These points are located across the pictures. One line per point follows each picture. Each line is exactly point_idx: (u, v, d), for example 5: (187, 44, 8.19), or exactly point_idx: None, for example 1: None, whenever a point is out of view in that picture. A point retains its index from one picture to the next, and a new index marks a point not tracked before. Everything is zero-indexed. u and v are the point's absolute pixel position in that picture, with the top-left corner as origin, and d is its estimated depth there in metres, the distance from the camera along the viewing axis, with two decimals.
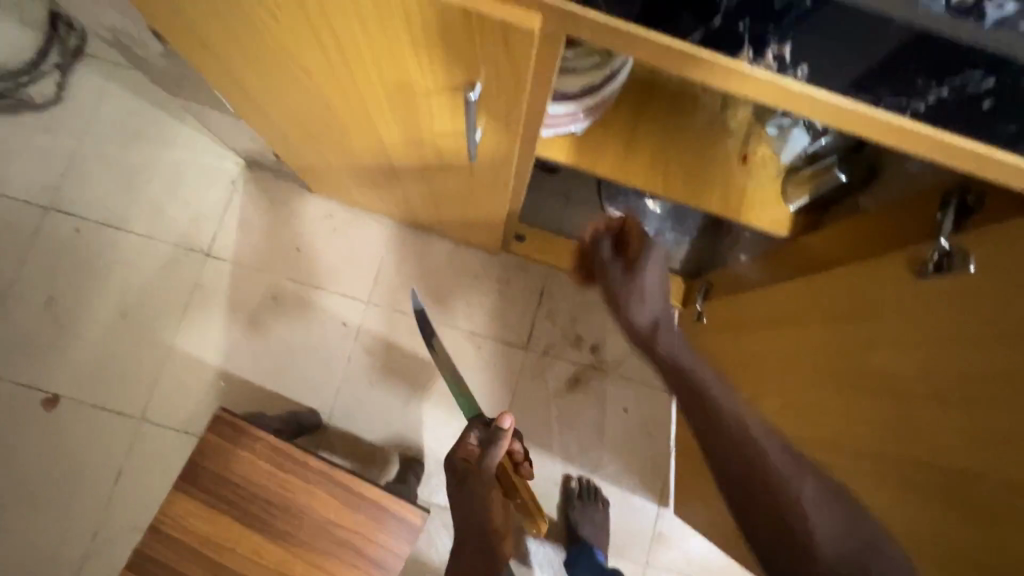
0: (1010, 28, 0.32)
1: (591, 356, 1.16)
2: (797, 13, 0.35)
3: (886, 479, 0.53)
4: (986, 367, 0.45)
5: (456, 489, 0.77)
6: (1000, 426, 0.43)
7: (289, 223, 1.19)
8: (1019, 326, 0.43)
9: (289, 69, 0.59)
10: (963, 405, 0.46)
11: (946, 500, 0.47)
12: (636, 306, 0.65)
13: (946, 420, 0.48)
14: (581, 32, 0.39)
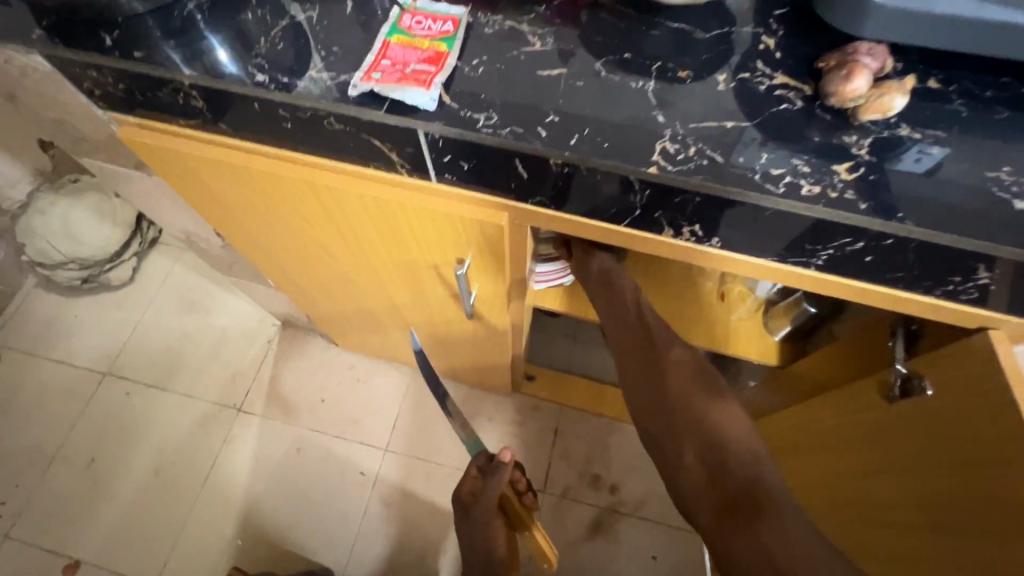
0: (852, 208, 0.39)
1: (611, 496, 1.13)
2: (692, 205, 0.42)
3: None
4: (963, 492, 0.46)
5: (463, 522, 0.79)
6: (988, 554, 0.43)
7: (317, 376, 1.29)
8: (984, 453, 0.44)
9: (319, 254, 0.73)
10: (952, 529, 0.46)
11: None
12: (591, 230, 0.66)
13: (939, 541, 0.47)
14: (540, 222, 0.51)
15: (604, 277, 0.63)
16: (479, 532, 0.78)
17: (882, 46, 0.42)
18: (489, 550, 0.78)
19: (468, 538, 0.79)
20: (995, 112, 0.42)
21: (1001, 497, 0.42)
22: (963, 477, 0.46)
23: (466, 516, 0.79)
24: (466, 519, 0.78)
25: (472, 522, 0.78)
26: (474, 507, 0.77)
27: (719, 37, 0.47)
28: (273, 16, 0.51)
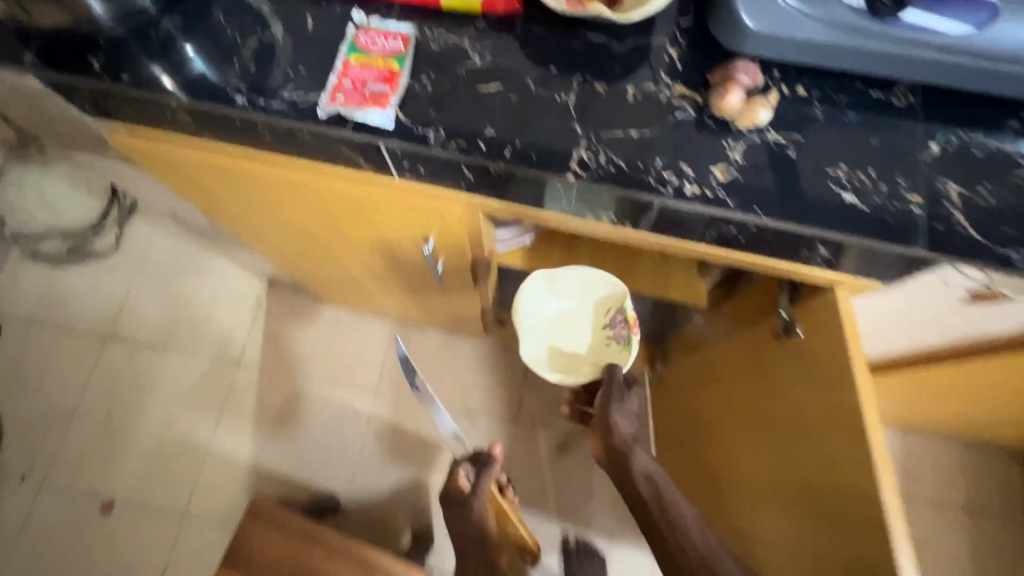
0: (722, 203, 0.50)
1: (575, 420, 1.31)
2: (605, 201, 0.52)
3: (799, 488, 0.67)
4: (831, 409, 0.60)
5: (456, 521, 0.86)
6: (851, 454, 0.57)
7: (307, 330, 1.40)
8: (839, 381, 0.58)
9: (303, 232, 0.82)
10: (827, 437, 0.61)
11: (834, 504, 0.60)
12: (621, 419, 0.73)
13: (822, 447, 0.62)
14: (491, 209, 0.59)
15: (644, 476, 0.70)
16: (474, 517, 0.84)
17: (754, 65, 0.52)
18: (482, 532, 0.84)
19: (462, 532, 0.85)
20: (845, 114, 0.52)
21: (855, 414, 0.56)
22: (829, 397, 0.60)
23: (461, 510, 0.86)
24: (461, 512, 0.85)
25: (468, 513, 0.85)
26: (467, 500, 0.85)
27: (632, 49, 0.55)
28: (241, 35, 0.57)
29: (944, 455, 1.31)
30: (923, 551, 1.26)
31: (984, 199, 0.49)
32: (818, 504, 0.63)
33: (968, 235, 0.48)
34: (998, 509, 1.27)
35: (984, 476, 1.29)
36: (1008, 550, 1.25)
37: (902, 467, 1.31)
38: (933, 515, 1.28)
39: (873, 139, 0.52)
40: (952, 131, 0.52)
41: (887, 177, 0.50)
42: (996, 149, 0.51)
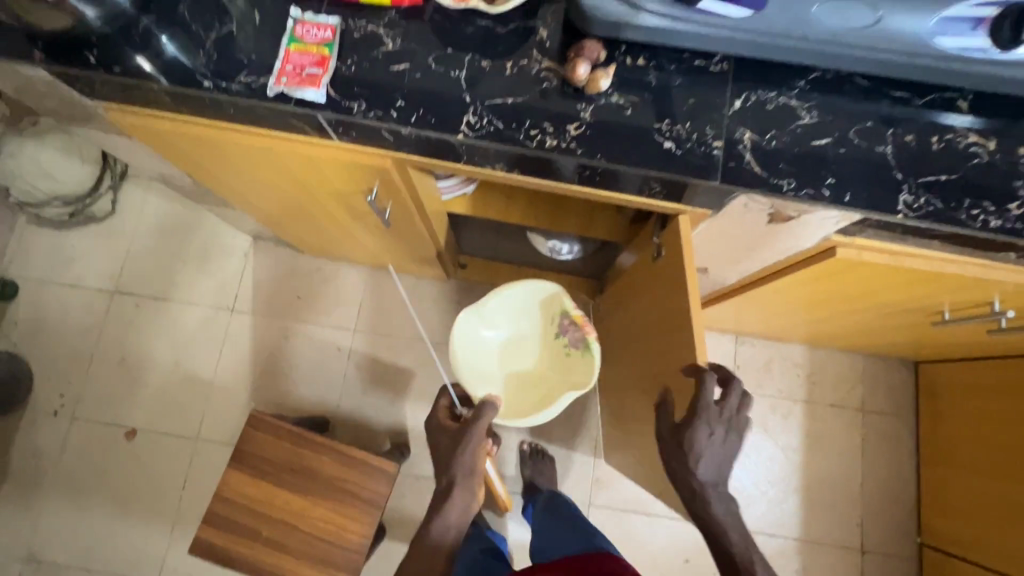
0: (574, 152, 0.67)
1: None
2: (490, 154, 0.68)
3: (666, 377, 0.86)
4: (678, 309, 0.78)
5: (443, 451, 0.88)
6: (688, 340, 0.76)
7: (291, 278, 1.59)
8: (682, 287, 0.76)
9: (273, 188, 0.98)
10: (676, 332, 0.80)
11: (681, 383, 0.79)
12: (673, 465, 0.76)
13: (674, 341, 0.81)
14: (412, 162, 0.75)
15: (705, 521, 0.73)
16: (468, 449, 0.85)
17: (597, 44, 0.67)
18: (474, 465, 0.84)
19: (452, 463, 0.85)
20: (673, 80, 0.69)
21: (690, 309, 0.75)
22: (676, 300, 0.78)
23: (452, 441, 0.88)
24: (452, 441, 0.88)
25: (464, 443, 0.85)
26: (464, 430, 0.87)
27: (511, 31, 0.71)
28: (204, 29, 0.72)
29: (843, 364, 1.54)
30: (820, 443, 1.50)
31: (768, 143, 0.67)
32: (674, 385, 0.82)
33: (752, 171, 0.66)
34: (885, 406, 1.51)
35: (875, 379, 1.53)
36: (890, 438, 1.50)
37: (807, 375, 1.54)
38: (830, 414, 1.52)
39: (692, 99, 0.68)
40: (752, 91, 0.68)
41: (699, 129, 0.67)
42: (783, 103, 0.68)
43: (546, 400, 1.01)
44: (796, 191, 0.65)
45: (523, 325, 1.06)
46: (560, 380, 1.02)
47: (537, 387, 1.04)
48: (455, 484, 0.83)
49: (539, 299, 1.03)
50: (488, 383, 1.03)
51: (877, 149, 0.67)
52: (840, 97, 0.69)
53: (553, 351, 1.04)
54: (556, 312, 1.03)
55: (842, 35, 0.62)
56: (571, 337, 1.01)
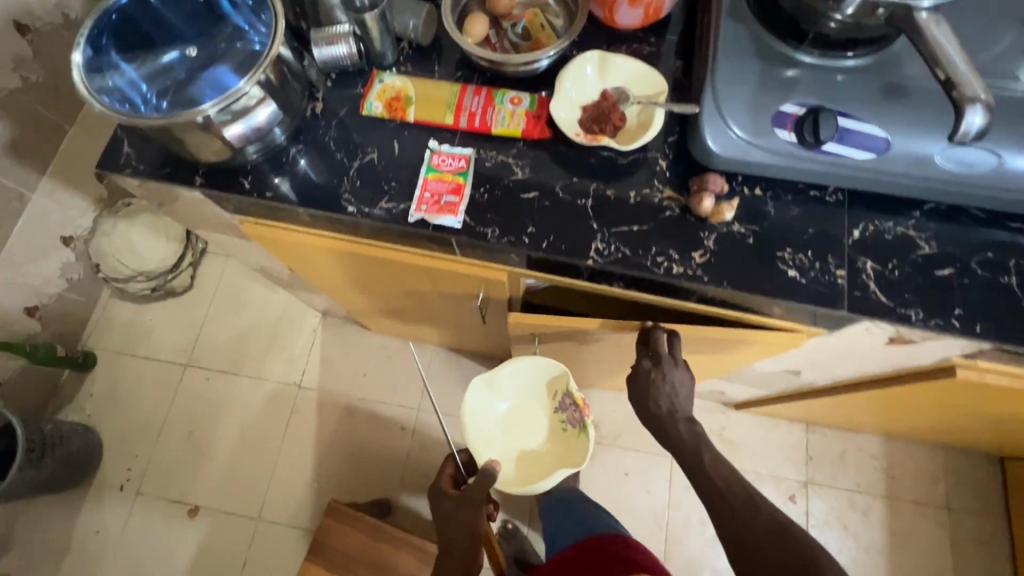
0: (699, 278, 0.69)
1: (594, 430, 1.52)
2: (611, 275, 0.72)
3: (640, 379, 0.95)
4: None
5: (449, 513, 0.93)
6: None
7: (358, 355, 1.62)
8: None
9: (372, 286, 1.03)
10: None
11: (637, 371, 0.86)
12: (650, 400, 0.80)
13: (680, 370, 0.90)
14: (527, 275, 0.78)
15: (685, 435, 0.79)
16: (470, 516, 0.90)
17: (720, 175, 0.71)
18: (474, 528, 0.91)
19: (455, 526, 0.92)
20: (790, 209, 0.72)
21: None
22: None
23: (456, 506, 0.93)
24: (456, 506, 0.92)
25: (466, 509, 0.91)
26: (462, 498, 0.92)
27: (633, 160, 0.75)
28: (348, 158, 0.78)
29: (923, 457, 1.48)
30: (905, 543, 1.42)
31: (890, 272, 0.69)
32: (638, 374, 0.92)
33: (878, 300, 0.67)
34: (972, 505, 1.44)
35: (958, 475, 1.46)
36: (980, 540, 1.41)
37: (884, 468, 1.48)
38: (912, 511, 1.44)
39: (811, 228, 0.71)
40: (870, 220, 0.71)
41: (819, 258, 0.70)
42: (901, 233, 0.70)
43: (540, 472, 1.01)
44: (924, 321, 0.66)
45: (528, 397, 1.04)
46: (554, 454, 1.03)
47: (534, 464, 1.03)
48: (464, 545, 0.91)
49: (547, 375, 1.03)
50: (489, 450, 1.01)
51: (1002, 280, 0.68)
52: (957, 225, 0.71)
53: (551, 425, 1.04)
54: (559, 390, 1.02)
55: (967, 175, 0.65)
56: (570, 416, 1.02)
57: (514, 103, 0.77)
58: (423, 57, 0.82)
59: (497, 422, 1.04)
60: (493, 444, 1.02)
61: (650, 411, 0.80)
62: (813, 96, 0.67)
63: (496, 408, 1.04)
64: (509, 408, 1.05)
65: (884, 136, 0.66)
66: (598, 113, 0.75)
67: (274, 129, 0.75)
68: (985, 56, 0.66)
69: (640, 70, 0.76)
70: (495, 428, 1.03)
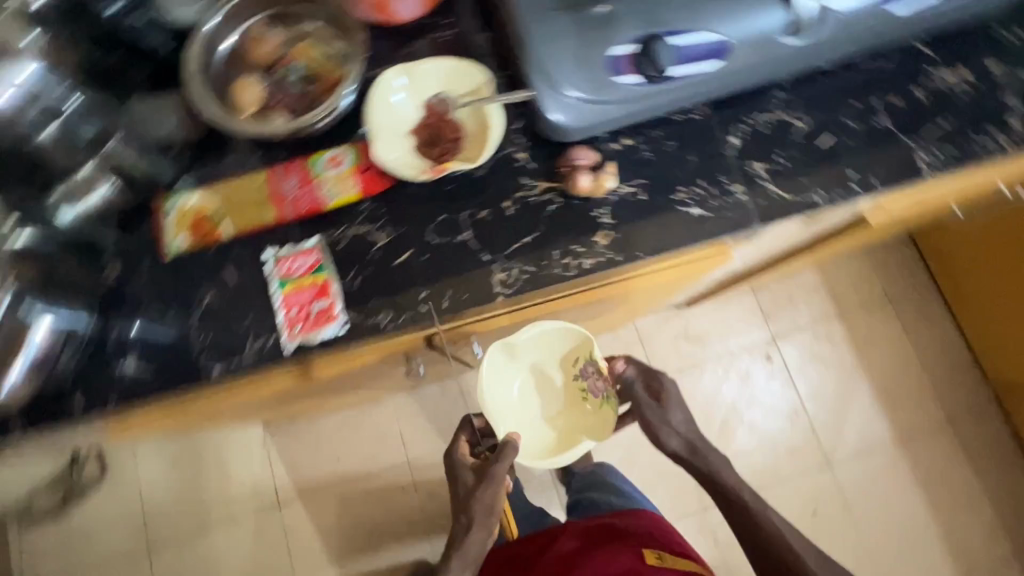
0: (614, 260, 0.64)
1: None
2: (529, 297, 0.66)
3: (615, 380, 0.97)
4: None
5: (467, 488, 0.85)
6: None
7: (321, 444, 1.49)
8: None
9: (292, 399, 0.91)
10: None
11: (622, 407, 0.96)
12: (664, 431, 0.88)
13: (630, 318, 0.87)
14: (444, 331, 0.71)
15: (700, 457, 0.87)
16: (488, 489, 0.81)
17: (585, 147, 0.65)
18: (494, 505, 0.82)
19: (471, 501, 0.82)
20: (665, 145, 0.67)
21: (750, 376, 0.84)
22: None
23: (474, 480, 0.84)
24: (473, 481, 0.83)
25: (485, 482, 0.82)
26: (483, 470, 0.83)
27: (492, 167, 0.66)
28: (182, 312, 0.64)
29: (853, 265, 1.59)
30: (869, 344, 1.56)
31: (781, 166, 0.66)
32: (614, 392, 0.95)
33: (783, 199, 0.65)
34: (905, 285, 1.58)
35: (884, 267, 1.59)
36: (924, 312, 1.57)
37: (829, 292, 1.58)
38: (863, 316, 1.57)
39: (693, 155, 0.66)
40: (742, 120, 0.68)
41: (712, 182, 0.66)
42: (774, 121, 0.67)
43: (558, 445, 0.87)
44: (829, 198, 0.65)
45: (545, 363, 0.87)
46: (576, 424, 0.88)
47: (554, 436, 0.88)
48: (477, 521, 0.82)
49: (568, 340, 0.85)
50: (505, 420, 0.85)
51: (877, 125, 0.67)
52: (817, 88, 0.69)
53: (571, 392, 0.89)
54: (581, 356, 0.85)
55: (812, 42, 0.62)
56: (593, 384, 0.86)
57: (335, 165, 0.65)
58: (205, 153, 0.67)
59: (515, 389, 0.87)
60: (509, 418, 0.86)
61: (665, 438, 0.88)
62: (640, 27, 0.59)
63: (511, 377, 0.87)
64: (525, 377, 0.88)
65: (722, 39, 0.60)
66: (430, 132, 0.66)
67: (76, 317, 0.61)
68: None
69: (450, 67, 0.66)
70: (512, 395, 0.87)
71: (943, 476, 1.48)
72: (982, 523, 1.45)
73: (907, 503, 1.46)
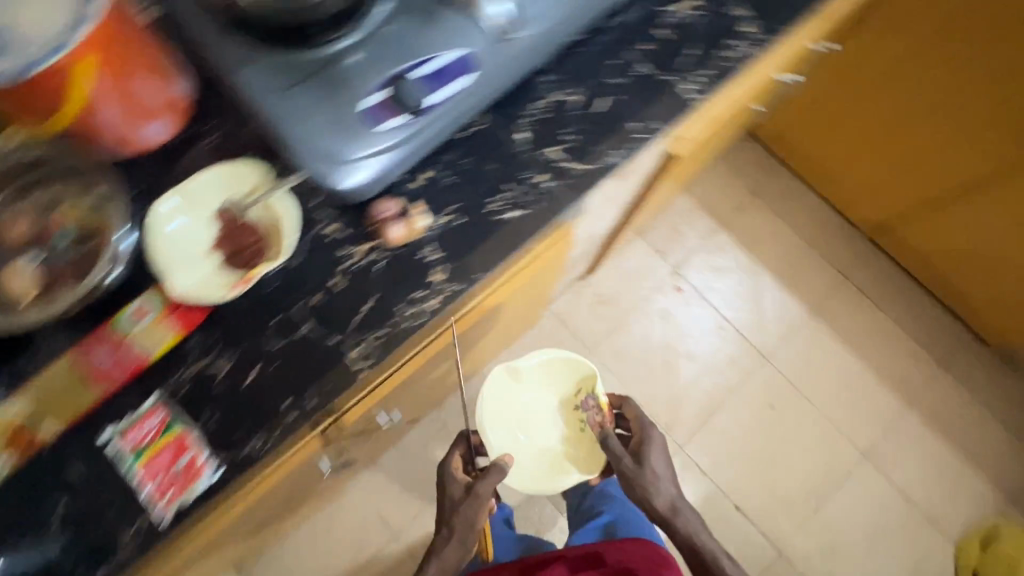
0: (455, 289, 0.64)
1: None
2: (393, 358, 0.65)
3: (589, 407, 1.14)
4: None
5: (453, 501, 0.91)
6: None
7: (300, 560, 1.41)
8: None
9: (221, 547, 0.85)
10: None
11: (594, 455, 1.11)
12: (646, 491, 0.95)
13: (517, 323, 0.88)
14: (331, 421, 0.69)
15: (676, 513, 0.95)
16: (475, 503, 0.89)
17: (386, 197, 0.65)
18: (476, 520, 0.88)
19: (456, 514, 0.88)
20: (462, 161, 0.68)
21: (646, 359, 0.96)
22: None
23: (461, 493, 0.92)
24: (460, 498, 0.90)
25: (473, 496, 0.89)
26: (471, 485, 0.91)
27: (306, 250, 0.65)
28: (34, 533, 0.58)
29: (713, 178, 1.71)
30: (754, 240, 1.67)
31: (572, 140, 0.69)
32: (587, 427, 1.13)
33: (584, 170, 0.68)
34: (763, 177, 1.71)
35: (739, 168, 1.71)
36: (786, 193, 1.70)
37: (704, 209, 1.69)
38: (740, 218, 1.69)
39: (491, 162, 0.68)
40: (523, 112, 0.70)
41: (518, 181, 0.67)
42: (550, 102, 0.70)
43: (551, 465, 1.12)
44: (624, 155, 0.69)
45: (548, 388, 1.18)
46: (570, 450, 1.13)
47: (547, 458, 1.13)
48: (457, 535, 0.87)
49: (568, 372, 1.18)
50: (507, 434, 1.13)
51: (640, 72, 0.72)
52: (578, 58, 0.72)
53: (569, 419, 1.15)
54: (583, 391, 1.14)
55: (550, 25, 0.66)
56: (590, 417, 1.11)
57: (142, 314, 0.60)
58: None
59: (519, 407, 1.17)
60: (511, 425, 1.14)
61: (645, 498, 0.95)
62: (382, 73, 0.60)
63: (520, 398, 1.17)
64: (529, 401, 1.18)
65: (465, 52, 0.62)
66: (232, 239, 0.62)
67: None
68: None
69: (221, 173, 0.64)
70: (515, 413, 1.16)
71: (857, 326, 1.62)
72: (905, 349, 1.60)
73: (841, 361, 1.59)
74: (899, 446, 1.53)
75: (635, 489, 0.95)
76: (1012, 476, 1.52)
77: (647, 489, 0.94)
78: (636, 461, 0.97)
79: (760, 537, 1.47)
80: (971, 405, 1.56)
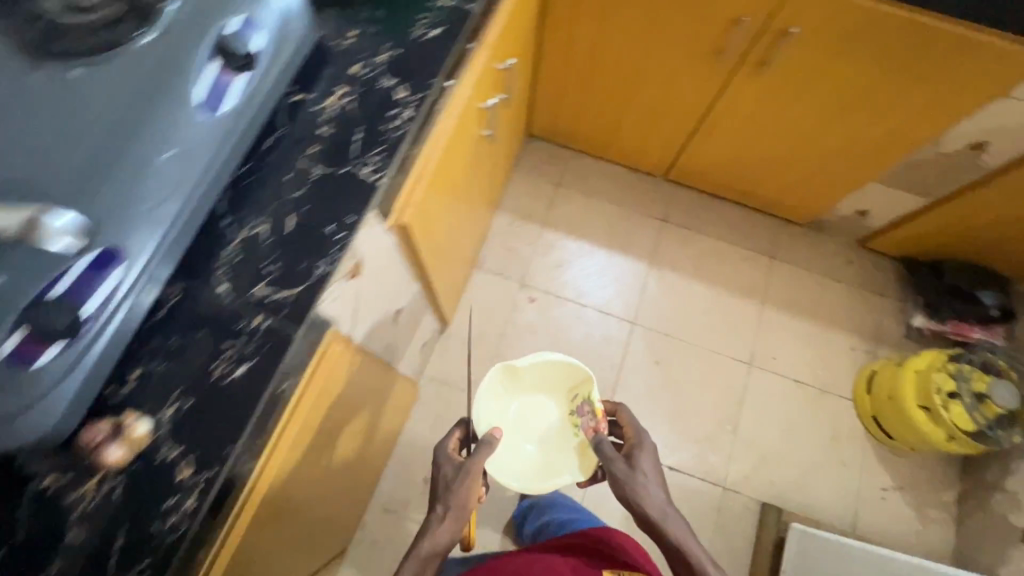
0: (211, 479, 0.60)
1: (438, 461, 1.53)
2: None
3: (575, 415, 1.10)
4: None
5: (446, 480, 0.85)
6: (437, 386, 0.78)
7: None
8: None
9: None
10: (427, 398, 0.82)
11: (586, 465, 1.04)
12: (635, 491, 0.85)
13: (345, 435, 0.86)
14: None
15: (666, 518, 0.83)
16: (467, 480, 0.83)
17: (90, 427, 0.58)
18: (467, 501, 0.82)
19: (449, 492, 0.82)
20: (169, 344, 0.64)
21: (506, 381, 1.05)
22: None
23: (452, 472, 0.85)
24: (453, 473, 0.85)
25: (466, 471, 0.84)
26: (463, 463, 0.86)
27: (29, 518, 0.57)
28: None
29: (517, 185, 1.79)
30: (577, 223, 1.77)
31: (273, 272, 0.67)
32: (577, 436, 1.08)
33: (296, 295, 0.67)
34: (558, 166, 1.82)
35: (535, 167, 1.82)
36: (584, 170, 1.82)
37: (522, 215, 1.77)
38: (556, 209, 1.78)
39: (199, 328, 0.65)
40: (213, 265, 0.67)
41: (235, 335, 0.65)
42: (238, 243, 0.68)
43: (539, 473, 1.07)
44: (331, 262, 0.68)
45: (545, 393, 1.15)
46: (559, 457, 1.09)
47: (537, 464, 1.09)
48: (451, 512, 0.80)
49: (565, 375, 1.12)
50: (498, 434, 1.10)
51: (315, 176, 0.72)
52: (250, 189, 0.71)
53: (565, 425, 1.11)
54: (580, 397, 1.09)
55: (191, 180, 0.63)
56: (583, 422, 1.06)
57: None
58: None
59: (513, 409, 1.14)
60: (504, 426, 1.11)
61: (631, 501, 0.85)
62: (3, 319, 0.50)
63: (514, 401, 1.14)
64: (522, 408, 1.15)
65: (98, 251, 0.54)
66: None
67: None
68: (40, 110, 0.57)
69: None
70: (507, 416, 1.13)
71: (693, 255, 1.75)
72: (738, 257, 1.75)
73: (695, 293, 1.71)
74: (771, 341, 1.67)
75: (623, 491, 0.86)
76: (868, 318, 1.69)
77: (633, 489, 0.85)
78: (627, 460, 0.89)
79: (701, 482, 1.52)
80: (808, 277, 1.74)
